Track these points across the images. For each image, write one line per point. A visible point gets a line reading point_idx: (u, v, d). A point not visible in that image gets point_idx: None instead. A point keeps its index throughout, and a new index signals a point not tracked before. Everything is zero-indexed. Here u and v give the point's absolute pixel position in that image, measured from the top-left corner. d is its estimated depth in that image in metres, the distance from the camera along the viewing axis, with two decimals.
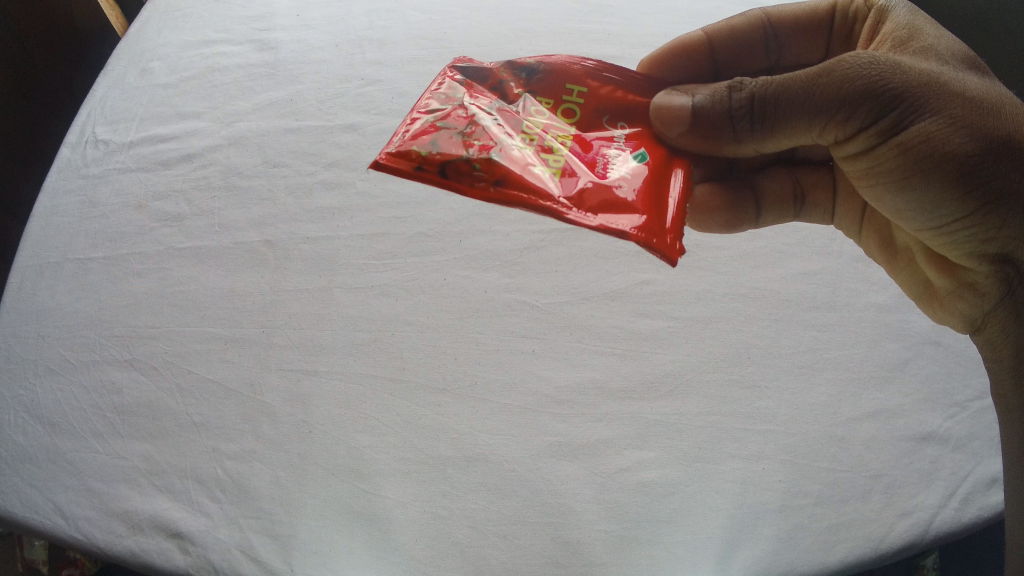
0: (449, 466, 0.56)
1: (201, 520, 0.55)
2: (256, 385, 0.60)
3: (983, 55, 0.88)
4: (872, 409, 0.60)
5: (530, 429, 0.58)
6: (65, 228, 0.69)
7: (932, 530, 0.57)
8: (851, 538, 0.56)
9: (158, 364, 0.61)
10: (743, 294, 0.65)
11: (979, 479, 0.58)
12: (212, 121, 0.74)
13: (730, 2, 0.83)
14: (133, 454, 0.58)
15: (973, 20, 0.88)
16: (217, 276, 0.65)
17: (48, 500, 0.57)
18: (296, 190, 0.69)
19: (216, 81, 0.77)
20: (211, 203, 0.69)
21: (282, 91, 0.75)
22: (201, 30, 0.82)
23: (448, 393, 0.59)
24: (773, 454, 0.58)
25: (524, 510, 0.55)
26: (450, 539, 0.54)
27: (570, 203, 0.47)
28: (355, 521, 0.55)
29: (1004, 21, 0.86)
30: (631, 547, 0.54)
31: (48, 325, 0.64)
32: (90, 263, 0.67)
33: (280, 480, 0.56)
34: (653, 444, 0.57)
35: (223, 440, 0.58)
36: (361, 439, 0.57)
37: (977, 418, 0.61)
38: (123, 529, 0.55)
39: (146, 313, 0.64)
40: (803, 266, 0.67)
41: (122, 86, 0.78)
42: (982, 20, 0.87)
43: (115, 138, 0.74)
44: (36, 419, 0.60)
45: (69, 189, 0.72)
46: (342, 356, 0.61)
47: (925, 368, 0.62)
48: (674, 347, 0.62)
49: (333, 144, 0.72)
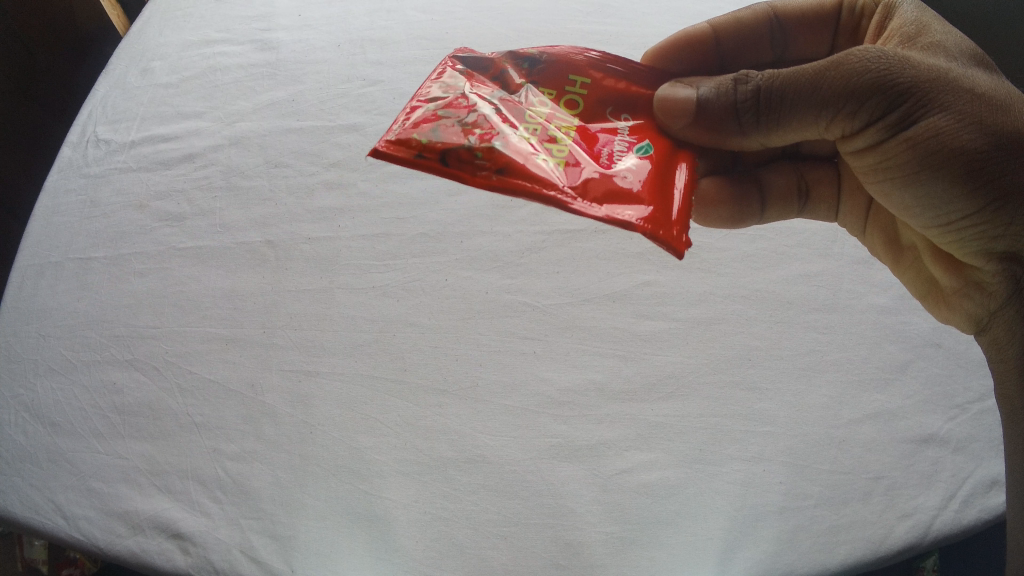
0: (449, 467, 0.56)
1: (202, 520, 0.55)
2: (257, 385, 0.60)
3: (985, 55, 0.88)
4: (872, 411, 0.60)
5: (531, 430, 0.58)
6: (65, 228, 0.69)
7: (932, 532, 0.57)
8: (852, 539, 0.56)
9: (158, 364, 0.61)
10: (744, 296, 0.65)
11: (979, 481, 0.58)
12: (213, 121, 0.74)
13: (731, 3, 0.83)
14: (134, 454, 0.58)
15: (975, 19, 0.87)
16: (217, 277, 0.65)
17: (49, 500, 0.57)
18: (296, 190, 0.69)
19: (217, 80, 0.77)
20: (212, 204, 0.69)
21: (283, 91, 0.75)
22: (202, 30, 0.81)
23: (448, 394, 0.59)
24: (773, 456, 0.58)
25: (525, 511, 0.55)
26: (451, 540, 0.54)
27: (575, 193, 0.46)
28: (355, 522, 0.55)
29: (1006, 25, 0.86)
30: (632, 549, 0.54)
31: (48, 325, 0.64)
32: (90, 263, 0.67)
33: (280, 480, 0.56)
34: (653, 446, 0.57)
35: (224, 440, 0.58)
36: (361, 439, 0.57)
37: (977, 419, 0.61)
38: (123, 529, 0.55)
39: (147, 313, 0.64)
40: (803, 266, 0.67)
41: (123, 86, 0.78)
42: (982, 21, 0.87)
43: (116, 137, 0.74)
44: (36, 419, 0.60)
45: (69, 189, 0.72)
46: (343, 356, 0.61)
47: (926, 370, 0.62)
48: (675, 348, 0.62)
49: (334, 145, 0.72)
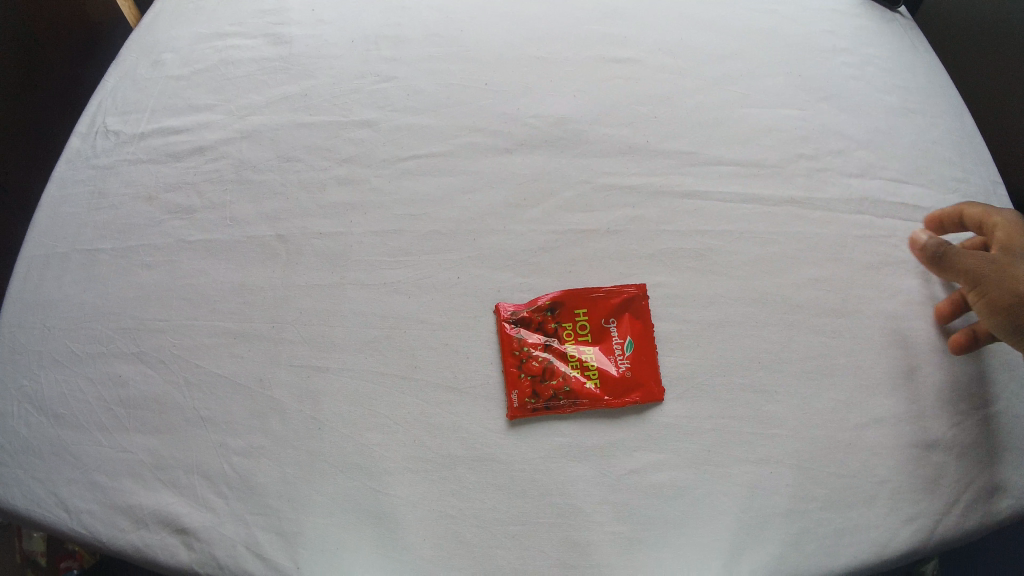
0: (458, 465, 0.57)
1: (207, 515, 0.57)
2: (265, 380, 0.60)
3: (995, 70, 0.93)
4: (879, 416, 0.61)
5: (542, 430, 0.58)
6: (74, 219, 0.68)
7: (935, 536, 0.59)
8: (856, 543, 0.58)
9: (166, 357, 0.61)
10: (755, 300, 0.63)
11: (983, 487, 0.61)
12: (225, 114, 0.70)
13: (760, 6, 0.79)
14: (139, 448, 0.59)
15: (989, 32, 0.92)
16: (227, 271, 0.64)
17: (52, 493, 0.58)
18: (308, 186, 0.66)
19: (228, 73, 0.73)
20: (223, 198, 0.67)
21: (294, 86, 0.71)
22: (215, 22, 0.76)
23: (458, 392, 0.59)
24: (780, 459, 0.59)
25: (533, 512, 0.56)
26: (459, 539, 0.55)
27: None
28: (363, 519, 0.56)
29: None
30: (639, 550, 0.56)
31: (54, 317, 0.64)
32: (100, 255, 0.66)
33: (287, 476, 0.57)
34: (663, 447, 0.58)
35: (231, 435, 0.58)
36: (368, 436, 0.58)
37: (982, 426, 0.63)
38: (127, 523, 0.57)
39: (156, 305, 0.63)
40: (814, 271, 0.65)
41: (133, 77, 0.74)
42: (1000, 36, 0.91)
43: (126, 128, 0.71)
44: (40, 411, 0.61)
45: (79, 180, 0.70)
46: (352, 353, 0.60)
47: (931, 377, 0.63)
48: (686, 351, 0.61)
49: (348, 141, 0.68)
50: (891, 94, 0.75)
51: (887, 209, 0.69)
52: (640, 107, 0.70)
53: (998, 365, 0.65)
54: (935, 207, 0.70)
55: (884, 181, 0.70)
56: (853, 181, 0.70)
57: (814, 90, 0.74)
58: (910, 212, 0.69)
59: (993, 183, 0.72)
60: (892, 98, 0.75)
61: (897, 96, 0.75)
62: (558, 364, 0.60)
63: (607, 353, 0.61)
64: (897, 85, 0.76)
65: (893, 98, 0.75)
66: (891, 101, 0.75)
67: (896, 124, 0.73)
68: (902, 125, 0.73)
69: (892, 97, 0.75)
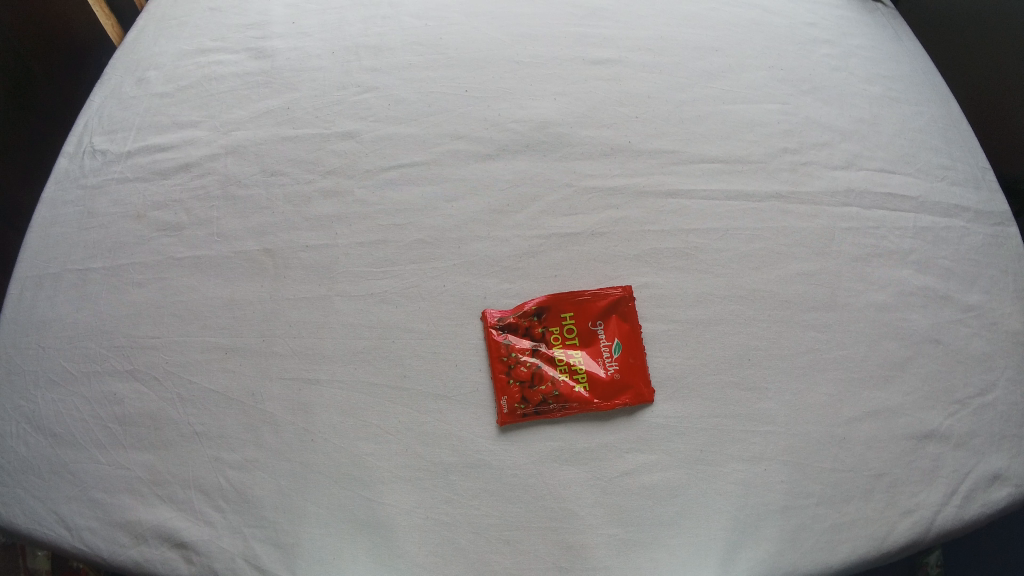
0: (450, 472, 0.57)
1: (204, 529, 0.57)
2: (257, 394, 0.60)
3: (988, 65, 0.95)
4: (873, 409, 0.61)
5: (534, 433, 0.59)
6: (64, 239, 0.67)
7: (934, 528, 0.59)
8: (853, 537, 0.57)
9: (158, 374, 0.61)
10: (743, 296, 0.63)
11: (981, 477, 0.61)
12: (210, 130, 0.71)
13: (739, 4, 0.79)
14: (135, 464, 0.59)
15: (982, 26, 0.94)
16: (216, 286, 0.64)
17: (52, 511, 0.59)
18: (294, 199, 0.67)
19: (212, 89, 0.73)
20: (210, 212, 0.67)
21: (279, 99, 0.71)
22: (198, 38, 0.76)
23: (448, 399, 0.59)
24: (774, 455, 0.58)
25: (526, 516, 0.56)
26: (454, 545, 0.56)
27: None
28: (358, 529, 0.56)
29: (1010, 40, 0.92)
30: (633, 550, 0.56)
31: (48, 336, 0.64)
32: (90, 274, 0.66)
33: (282, 489, 0.57)
34: (653, 448, 0.58)
35: (225, 449, 0.59)
36: (361, 445, 0.58)
37: (977, 414, 0.63)
38: (126, 539, 0.58)
39: (147, 322, 0.63)
40: (801, 265, 0.65)
41: (119, 96, 0.74)
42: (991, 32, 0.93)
43: (113, 147, 0.71)
44: (37, 431, 0.61)
45: (67, 200, 0.69)
46: (342, 364, 0.60)
47: (925, 367, 0.63)
48: (675, 350, 0.61)
49: (332, 152, 0.68)
50: (874, 84, 0.76)
51: (875, 199, 0.69)
52: (621, 107, 0.70)
53: (991, 351, 0.65)
54: (923, 196, 0.70)
55: (871, 173, 0.70)
56: (840, 172, 0.70)
57: (798, 82, 0.74)
58: (898, 202, 0.69)
59: (982, 170, 0.74)
60: (875, 88, 0.76)
61: (880, 86, 0.76)
62: (547, 368, 0.60)
63: (595, 356, 0.61)
64: (879, 75, 0.77)
65: (877, 88, 0.76)
66: (875, 91, 0.76)
67: (879, 112, 0.74)
68: (886, 114, 0.74)
69: (876, 87, 0.76)
